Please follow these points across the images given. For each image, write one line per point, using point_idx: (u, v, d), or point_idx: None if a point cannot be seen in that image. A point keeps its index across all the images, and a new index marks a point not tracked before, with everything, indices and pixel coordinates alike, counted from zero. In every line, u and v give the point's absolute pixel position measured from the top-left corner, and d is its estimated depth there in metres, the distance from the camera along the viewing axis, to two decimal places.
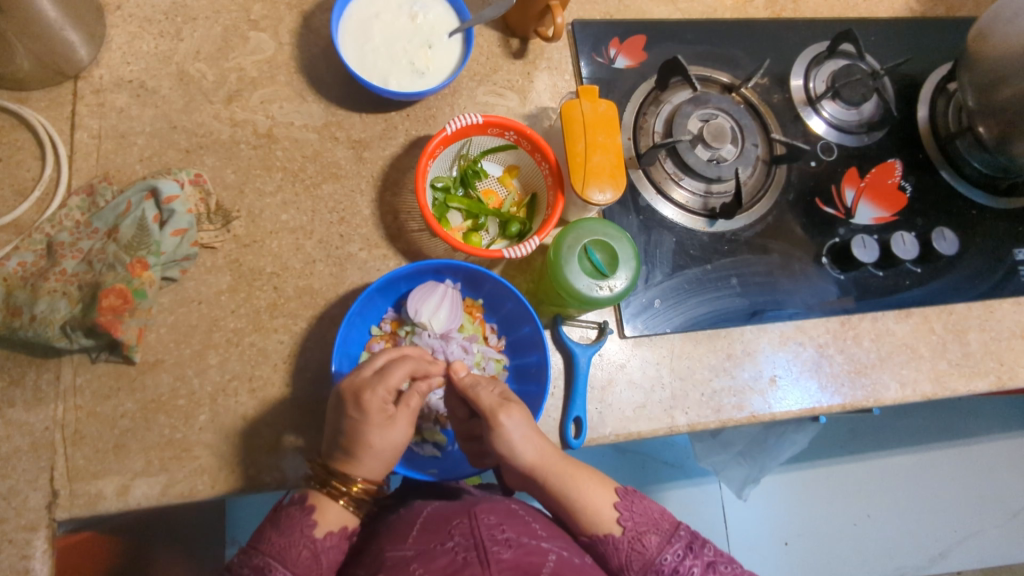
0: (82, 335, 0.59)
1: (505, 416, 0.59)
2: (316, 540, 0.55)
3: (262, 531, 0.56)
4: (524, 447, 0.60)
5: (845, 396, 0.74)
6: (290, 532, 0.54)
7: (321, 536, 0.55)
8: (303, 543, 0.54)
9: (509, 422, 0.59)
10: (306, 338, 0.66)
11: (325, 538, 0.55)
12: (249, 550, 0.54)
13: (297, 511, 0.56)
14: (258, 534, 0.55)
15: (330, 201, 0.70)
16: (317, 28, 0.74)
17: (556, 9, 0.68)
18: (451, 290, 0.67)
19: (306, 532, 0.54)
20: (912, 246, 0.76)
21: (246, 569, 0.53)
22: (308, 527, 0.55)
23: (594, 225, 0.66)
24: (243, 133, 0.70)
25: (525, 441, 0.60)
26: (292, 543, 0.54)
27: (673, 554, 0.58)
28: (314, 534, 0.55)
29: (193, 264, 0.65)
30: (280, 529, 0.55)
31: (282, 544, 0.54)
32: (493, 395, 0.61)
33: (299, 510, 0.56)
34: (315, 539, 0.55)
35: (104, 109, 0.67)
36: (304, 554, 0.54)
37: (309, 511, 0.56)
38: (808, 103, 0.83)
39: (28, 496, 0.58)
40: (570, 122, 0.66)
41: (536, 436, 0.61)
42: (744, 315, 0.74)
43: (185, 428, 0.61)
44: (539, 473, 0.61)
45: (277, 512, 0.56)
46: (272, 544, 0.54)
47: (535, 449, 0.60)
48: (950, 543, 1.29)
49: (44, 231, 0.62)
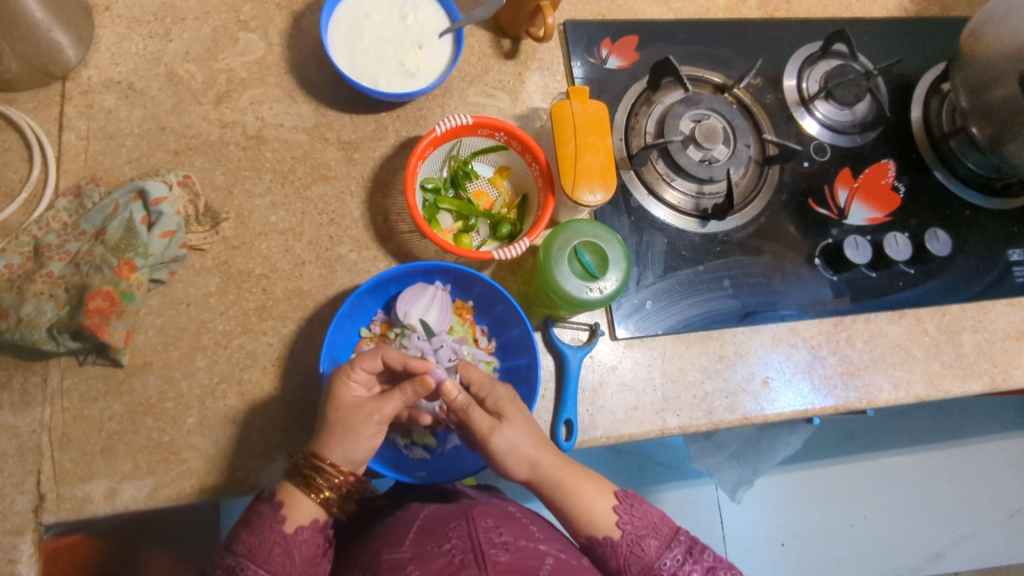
0: (69, 337, 0.58)
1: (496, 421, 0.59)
2: (287, 536, 0.54)
3: (235, 531, 0.55)
4: (517, 455, 0.59)
5: (838, 397, 0.73)
6: (260, 529, 0.54)
7: (291, 532, 0.54)
8: (274, 539, 0.53)
9: (502, 443, 0.58)
10: (294, 340, 0.65)
11: (295, 533, 0.54)
12: (222, 551, 0.54)
13: (267, 508, 0.55)
14: (232, 534, 0.55)
15: (320, 202, 0.69)
16: (308, 29, 0.74)
17: (547, 9, 0.67)
18: (440, 292, 0.67)
19: (276, 528, 0.54)
20: (904, 247, 0.76)
21: (220, 570, 0.53)
22: (277, 523, 0.54)
23: (583, 226, 0.66)
24: (233, 134, 0.69)
25: (517, 462, 0.59)
26: (262, 539, 0.53)
27: (673, 559, 0.58)
28: (284, 530, 0.54)
29: (182, 265, 0.65)
30: (251, 528, 0.54)
31: (253, 543, 0.53)
32: (486, 416, 0.59)
33: (271, 506, 0.55)
34: (286, 534, 0.54)
35: (93, 110, 0.67)
36: (276, 550, 0.53)
37: (278, 508, 0.55)
38: (802, 103, 0.83)
39: (15, 500, 0.57)
40: (561, 123, 0.66)
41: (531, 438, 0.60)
42: (736, 316, 0.74)
43: (174, 430, 0.61)
44: (540, 478, 0.61)
45: (250, 511, 0.56)
46: (243, 543, 0.53)
47: (527, 455, 0.60)
48: (946, 544, 1.28)
49: (31, 232, 0.62)
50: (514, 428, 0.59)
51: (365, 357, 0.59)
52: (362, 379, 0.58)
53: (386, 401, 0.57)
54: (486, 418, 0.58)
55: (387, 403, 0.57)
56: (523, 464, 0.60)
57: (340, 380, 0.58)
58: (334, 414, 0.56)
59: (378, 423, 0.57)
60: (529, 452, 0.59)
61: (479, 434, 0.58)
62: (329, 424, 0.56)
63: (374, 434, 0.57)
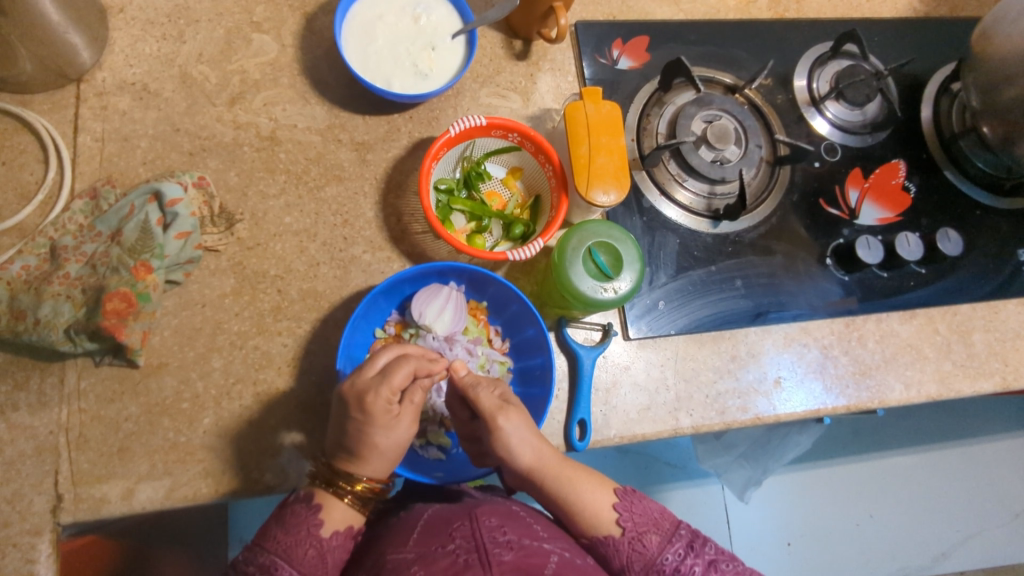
0: (86, 338, 0.59)
1: (503, 419, 0.59)
2: (323, 540, 0.55)
3: (264, 531, 0.55)
4: (521, 447, 0.59)
5: (850, 397, 0.73)
6: (297, 530, 0.54)
7: (328, 536, 0.55)
8: (311, 542, 0.54)
9: (508, 425, 0.59)
10: (309, 341, 0.66)
11: (331, 538, 0.55)
12: (253, 548, 0.54)
13: (302, 508, 0.56)
14: (262, 531, 0.55)
15: (334, 203, 0.69)
16: (320, 30, 0.74)
17: (559, 9, 0.68)
18: (455, 293, 0.67)
19: (313, 531, 0.54)
20: (916, 247, 0.76)
21: (252, 568, 0.52)
22: (315, 526, 0.55)
23: (598, 227, 0.66)
24: (246, 135, 0.69)
25: (524, 444, 0.59)
26: (299, 540, 0.54)
27: (674, 554, 0.58)
28: (321, 533, 0.55)
29: (197, 266, 0.65)
30: (286, 527, 0.54)
31: (288, 543, 0.53)
32: (493, 397, 0.60)
33: (306, 507, 0.56)
34: (322, 538, 0.55)
35: (107, 111, 0.67)
36: (311, 553, 0.54)
37: (315, 510, 0.55)
38: (812, 103, 0.83)
39: (33, 500, 0.57)
40: (574, 124, 0.66)
41: (535, 439, 0.60)
42: (749, 317, 0.74)
43: (190, 431, 0.61)
44: (537, 474, 0.61)
45: (284, 509, 0.56)
46: (277, 542, 0.54)
47: (533, 451, 0.60)
48: (953, 543, 1.29)
49: (47, 234, 0.62)
50: (518, 412, 0.60)
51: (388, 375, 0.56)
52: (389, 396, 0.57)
53: (415, 402, 0.58)
54: (493, 400, 0.60)
55: (416, 401, 0.59)
56: (528, 446, 0.59)
57: (372, 393, 0.56)
58: (380, 437, 0.56)
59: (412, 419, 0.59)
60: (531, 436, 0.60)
61: (485, 415, 0.59)
62: (374, 446, 0.56)
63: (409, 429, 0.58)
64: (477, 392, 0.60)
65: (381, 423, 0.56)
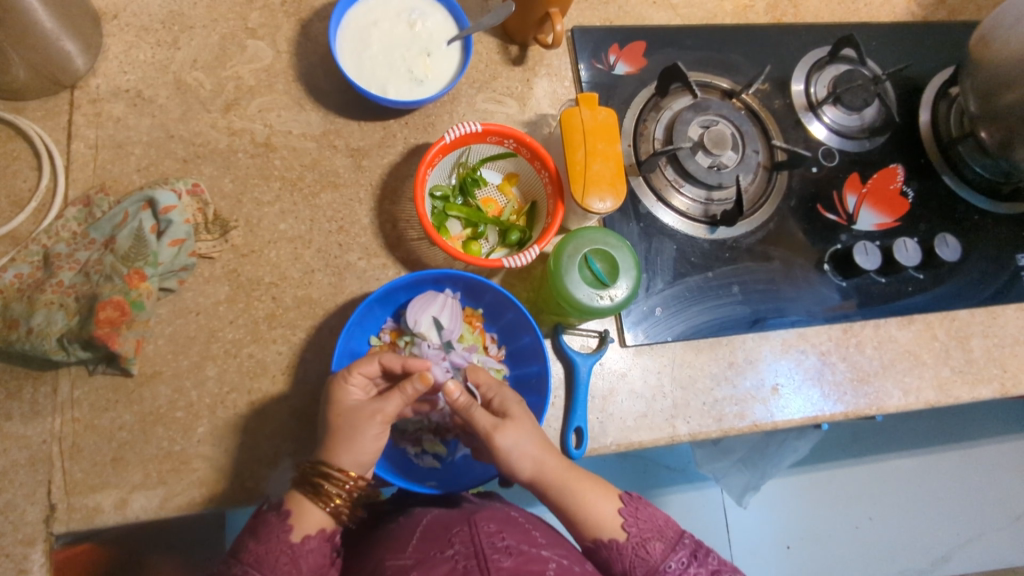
0: (79, 347, 0.58)
1: (500, 438, 0.58)
2: (294, 545, 0.53)
3: (249, 539, 0.55)
4: (520, 463, 0.59)
5: (848, 404, 0.73)
6: (267, 539, 0.53)
7: (299, 541, 0.54)
8: (280, 549, 0.53)
9: (505, 442, 0.58)
10: (305, 348, 0.65)
11: (302, 543, 0.54)
12: (229, 560, 0.53)
13: (274, 517, 0.55)
14: (239, 542, 0.55)
15: (329, 210, 0.69)
16: (316, 37, 0.74)
17: (555, 15, 0.68)
18: (450, 300, 0.67)
19: (282, 537, 0.53)
20: (914, 252, 0.76)
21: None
22: (285, 532, 0.54)
23: (594, 233, 0.66)
24: (242, 142, 0.69)
25: (522, 459, 0.58)
26: (270, 548, 0.53)
27: (677, 562, 0.58)
28: (291, 539, 0.54)
29: (191, 274, 0.65)
30: (258, 537, 0.54)
31: (260, 552, 0.53)
32: (489, 415, 0.59)
33: (277, 515, 0.55)
34: (293, 544, 0.53)
35: (101, 118, 0.67)
36: (283, 560, 0.53)
37: (285, 517, 0.55)
38: (809, 107, 0.83)
39: (26, 510, 0.57)
40: (570, 130, 0.66)
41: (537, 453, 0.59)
42: (746, 323, 0.74)
43: (184, 439, 0.61)
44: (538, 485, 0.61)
45: (258, 519, 0.56)
46: (250, 552, 0.53)
47: (532, 465, 0.59)
48: (952, 546, 1.28)
49: (41, 242, 0.62)
50: (517, 429, 0.58)
51: (364, 362, 0.58)
52: (360, 383, 0.58)
53: (386, 401, 0.57)
54: (489, 418, 0.58)
55: (388, 402, 0.58)
56: (528, 462, 0.59)
57: (340, 387, 0.57)
58: (336, 418, 0.57)
59: (382, 423, 0.57)
60: (534, 452, 0.59)
61: (482, 432, 0.58)
62: (333, 428, 0.57)
63: (379, 435, 0.57)
64: (471, 412, 0.59)
65: (347, 419, 0.56)
